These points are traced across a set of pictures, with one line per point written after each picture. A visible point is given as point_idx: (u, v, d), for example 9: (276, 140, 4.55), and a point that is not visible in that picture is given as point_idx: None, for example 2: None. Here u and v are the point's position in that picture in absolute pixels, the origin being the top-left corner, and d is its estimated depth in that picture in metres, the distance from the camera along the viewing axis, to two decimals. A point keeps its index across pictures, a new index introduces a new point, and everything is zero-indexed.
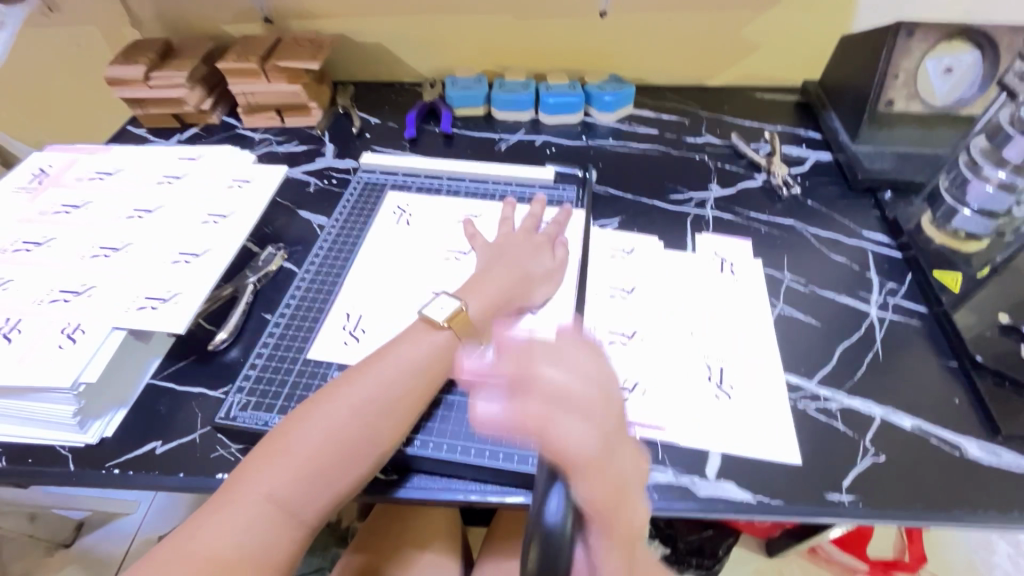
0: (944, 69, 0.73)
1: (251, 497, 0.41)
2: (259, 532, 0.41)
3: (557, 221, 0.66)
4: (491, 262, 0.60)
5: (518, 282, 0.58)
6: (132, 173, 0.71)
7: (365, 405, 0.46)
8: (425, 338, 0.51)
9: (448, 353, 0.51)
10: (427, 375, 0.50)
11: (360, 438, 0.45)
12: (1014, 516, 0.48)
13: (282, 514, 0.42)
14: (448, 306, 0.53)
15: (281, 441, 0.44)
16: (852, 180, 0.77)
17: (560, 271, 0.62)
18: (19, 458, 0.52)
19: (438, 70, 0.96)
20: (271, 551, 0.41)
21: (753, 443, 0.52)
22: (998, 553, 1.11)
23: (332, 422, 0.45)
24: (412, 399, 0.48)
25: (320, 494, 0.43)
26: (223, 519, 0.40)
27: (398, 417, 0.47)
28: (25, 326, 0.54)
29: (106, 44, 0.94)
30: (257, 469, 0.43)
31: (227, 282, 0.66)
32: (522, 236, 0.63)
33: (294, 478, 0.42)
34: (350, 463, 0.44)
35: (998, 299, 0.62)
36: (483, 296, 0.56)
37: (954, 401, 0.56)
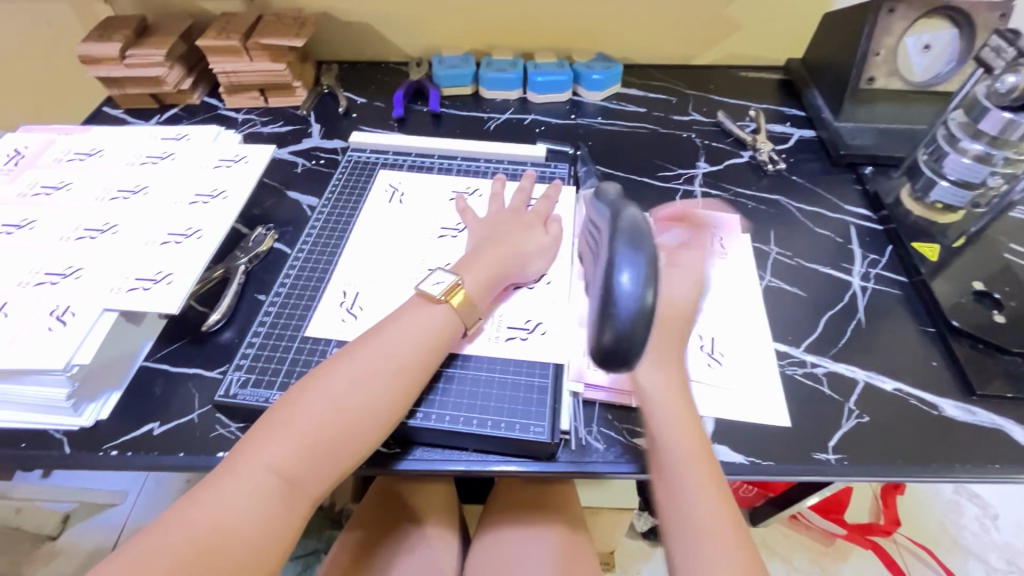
0: (922, 47, 0.75)
1: (254, 468, 0.41)
2: (262, 502, 0.41)
3: (548, 197, 0.67)
4: (487, 239, 0.60)
5: (514, 259, 0.59)
6: (113, 154, 0.69)
7: (368, 376, 0.46)
8: (424, 312, 0.51)
9: (447, 327, 0.51)
10: (428, 349, 0.50)
11: (365, 411, 0.45)
12: (987, 468, 0.51)
13: (284, 485, 0.42)
14: (446, 282, 0.53)
15: (284, 412, 0.44)
16: (835, 156, 0.78)
17: (555, 247, 0.63)
18: (12, 443, 0.51)
19: (423, 48, 0.94)
20: (274, 522, 0.41)
21: (744, 408, 0.54)
22: (967, 515, 1.17)
23: (334, 393, 0.45)
24: (415, 371, 0.48)
25: (324, 466, 0.43)
26: (226, 490, 0.40)
27: (402, 388, 0.47)
28: (11, 309, 0.52)
29: (76, 21, 0.90)
30: (260, 440, 0.43)
31: (217, 263, 0.65)
32: (515, 213, 0.64)
33: (296, 449, 0.42)
34: (354, 434, 0.44)
35: (972, 267, 0.65)
36: (480, 272, 0.56)
37: (932, 364, 0.59)
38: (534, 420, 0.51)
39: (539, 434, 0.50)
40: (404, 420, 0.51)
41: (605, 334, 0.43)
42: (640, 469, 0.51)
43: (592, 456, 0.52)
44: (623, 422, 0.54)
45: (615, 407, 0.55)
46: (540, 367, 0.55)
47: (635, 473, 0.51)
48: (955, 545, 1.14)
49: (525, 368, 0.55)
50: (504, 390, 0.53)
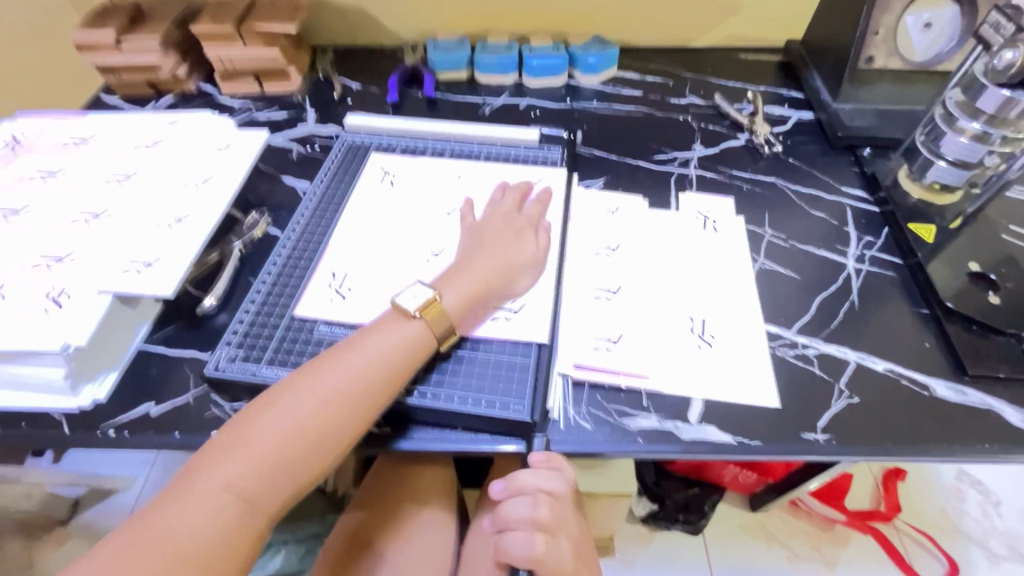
0: (923, 25, 0.73)
1: (210, 485, 0.42)
2: (217, 520, 0.42)
3: (542, 201, 0.64)
4: (473, 249, 0.58)
5: (501, 273, 0.57)
6: (109, 140, 0.70)
7: (329, 397, 0.46)
8: (396, 329, 0.51)
9: (419, 344, 0.51)
10: (398, 366, 0.49)
11: (326, 429, 0.46)
12: (977, 448, 0.51)
13: (240, 503, 0.42)
14: (423, 297, 0.53)
15: (242, 429, 0.45)
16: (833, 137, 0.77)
17: (544, 259, 0.61)
18: (12, 423, 0.52)
19: (418, 33, 0.94)
20: (228, 539, 0.42)
21: (733, 387, 0.55)
22: (968, 501, 1.17)
23: (293, 413, 0.45)
24: (379, 392, 0.48)
25: (282, 483, 0.44)
26: (182, 506, 0.41)
27: (364, 409, 0.47)
28: (9, 292, 0.53)
29: (73, 9, 0.91)
30: (217, 457, 0.43)
31: (212, 248, 0.66)
32: (506, 218, 0.62)
33: (253, 467, 0.43)
34: (312, 452, 0.45)
35: (969, 249, 0.65)
36: (460, 289, 0.54)
37: (924, 345, 0.58)
38: (519, 399, 0.52)
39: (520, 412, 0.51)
40: (403, 398, 0.52)
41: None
42: (629, 448, 0.51)
43: (580, 436, 0.52)
44: (613, 402, 0.54)
45: (604, 388, 0.55)
46: (524, 346, 0.55)
47: (625, 453, 0.51)
48: (955, 531, 1.14)
49: (510, 347, 0.55)
50: (495, 369, 0.54)
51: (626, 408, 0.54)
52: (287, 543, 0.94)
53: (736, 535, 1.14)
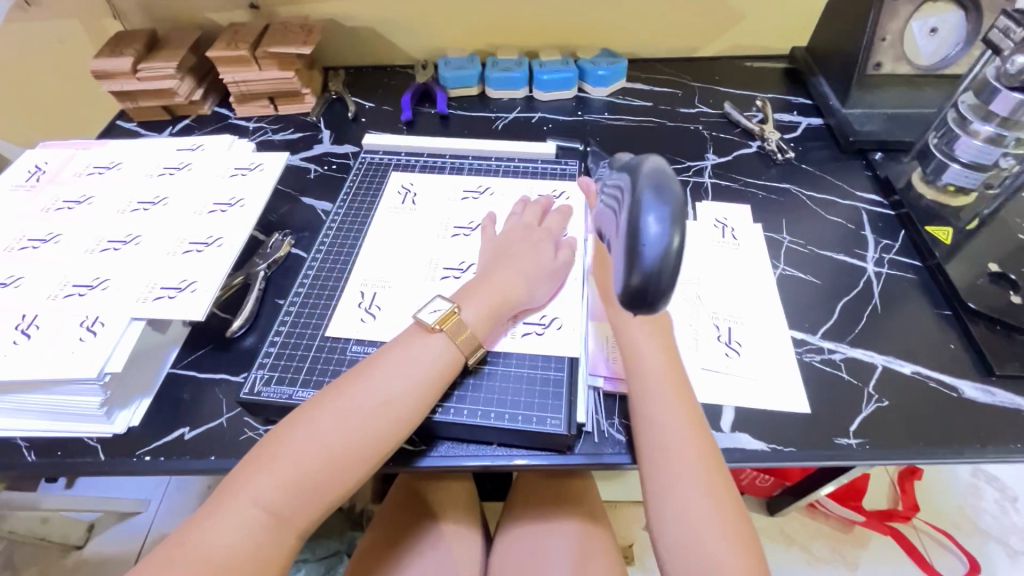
0: (929, 30, 0.74)
1: (241, 502, 0.42)
2: (248, 538, 0.41)
3: (561, 214, 0.65)
4: (494, 263, 0.58)
5: (523, 287, 0.56)
6: (131, 166, 0.70)
7: (356, 412, 0.46)
8: (420, 342, 0.51)
9: (444, 357, 0.50)
10: (425, 380, 0.49)
11: (353, 445, 0.45)
12: (1009, 448, 0.52)
13: (272, 520, 0.42)
14: (442, 309, 0.53)
15: (271, 447, 0.45)
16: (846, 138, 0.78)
17: (565, 272, 0.60)
18: (49, 452, 0.52)
19: (428, 51, 0.95)
20: (260, 557, 0.41)
21: (764, 394, 0.55)
22: (986, 499, 1.17)
23: (322, 429, 0.45)
24: (406, 407, 0.47)
25: (311, 501, 0.44)
26: (214, 524, 0.42)
27: (392, 424, 0.47)
28: (43, 321, 0.54)
29: (88, 38, 0.92)
30: (248, 475, 0.43)
31: (237, 270, 0.66)
32: (526, 231, 0.62)
33: (283, 484, 0.43)
34: (341, 469, 0.45)
35: (986, 249, 0.65)
36: (482, 303, 0.54)
37: (949, 346, 0.59)
38: (551, 412, 0.52)
39: (556, 426, 0.51)
40: (433, 416, 0.52)
41: (631, 276, 0.38)
42: None
43: (615, 448, 0.52)
44: None
45: None
46: (556, 360, 0.56)
47: None
48: (975, 529, 1.13)
49: (541, 361, 0.55)
50: (529, 384, 0.54)
51: None
52: (308, 563, 0.92)
53: None
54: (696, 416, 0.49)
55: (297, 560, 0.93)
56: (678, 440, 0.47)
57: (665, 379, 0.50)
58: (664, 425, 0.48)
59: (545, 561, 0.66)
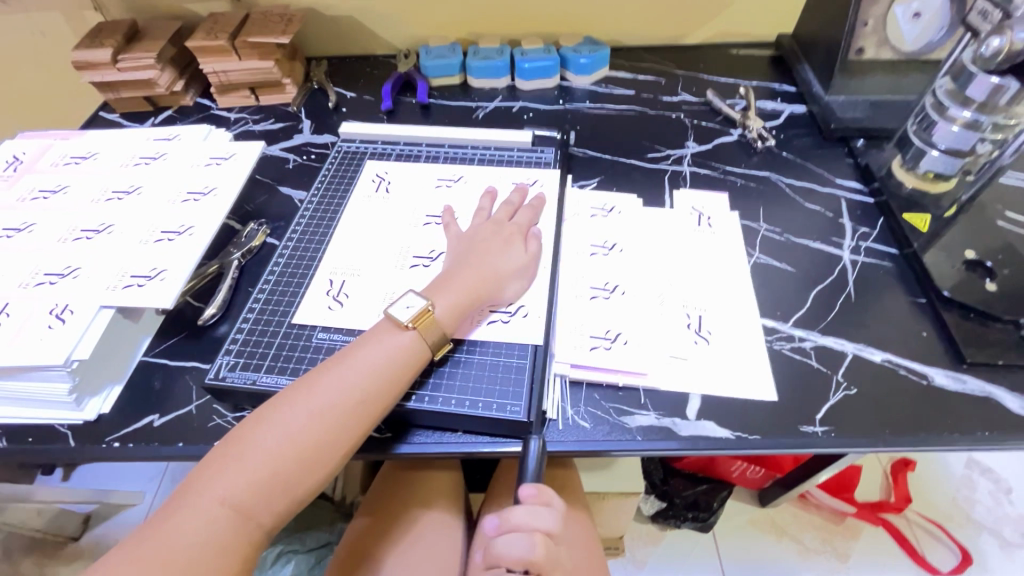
0: (913, 14, 0.72)
1: (207, 500, 0.43)
2: (212, 535, 0.42)
3: (532, 207, 0.65)
4: (463, 257, 0.58)
5: (491, 280, 0.57)
6: (107, 157, 0.71)
7: (325, 408, 0.47)
8: (388, 338, 0.51)
9: (411, 352, 0.51)
10: (394, 375, 0.50)
11: (320, 441, 0.46)
12: (978, 436, 0.51)
13: (236, 518, 0.43)
14: (416, 306, 0.52)
15: (237, 444, 0.45)
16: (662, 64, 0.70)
17: (534, 265, 0.60)
18: (20, 438, 0.53)
19: (410, 40, 0.95)
20: (223, 554, 0.42)
21: (731, 381, 0.55)
22: (979, 490, 1.16)
23: (289, 426, 0.46)
24: (372, 402, 0.48)
25: (277, 497, 0.44)
26: (179, 521, 0.42)
27: (357, 421, 0.48)
28: (12, 309, 0.54)
29: (70, 29, 0.92)
30: (214, 472, 0.44)
31: (211, 259, 0.67)
32: (497, 227, 0.62)
33: (247, 482, 0.44)
34: (307, 465, 0.45)
35: (965, 237, 0.65)
36: (452, 297, 0.54)
37: (922, 334, 0.58)
38: (512, 399, 0.52)
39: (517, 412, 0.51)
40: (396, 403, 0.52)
41: None
42: (628, 446, 0.52)
43: (578, 435, 0.53)
44: (610, 401, 0.55)
45: (602, 387, 0.55)
46: (520, 347, 0.55)
47: (624, 450, 0.52)
48: (967, 521, 1.13)
49: (506, 349, 0.55)
50: (493, 371, 0.54)
51: (624, 406, 0.54)
52: (297, 553, 0.92)
53: (745, 531, 1.14)
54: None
55: (287, 552, 0.92)
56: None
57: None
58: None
59: None
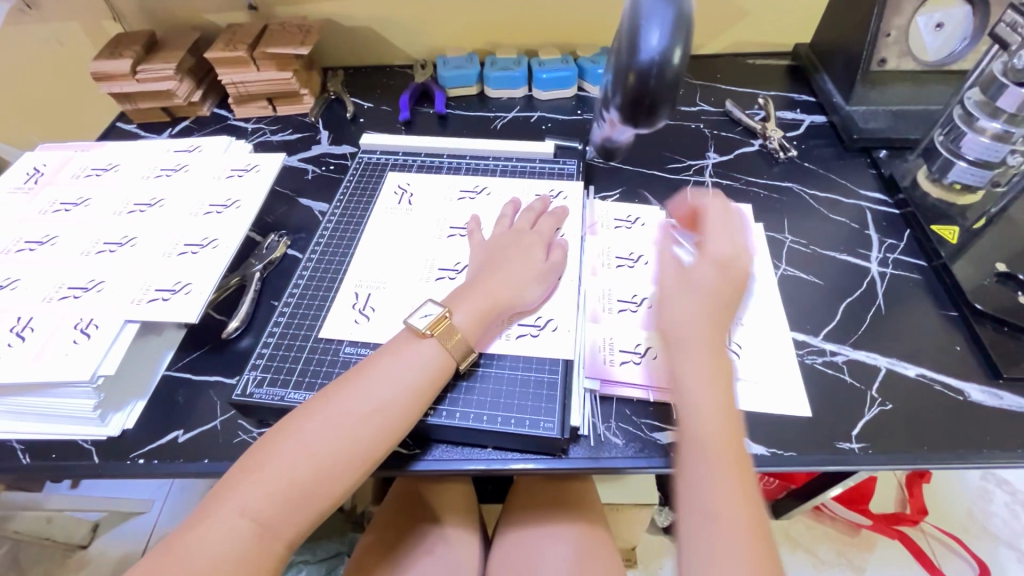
0: (935, 26, 0.73)
1: (228, 512, 0.42)
2: (233, 546, 0.41)
3: (555, 216, 0.64)
4: (483, 266, 0.58)
5: (512, 288, 0.56)
6: (128, 168, 0.70)
7: (345, 419, 0.45)
8: (410, 349, 0.50)
9: (433, 363, 0.50)
10: (415, 386, 0.48)
11: (342, 453, 0.45)
12: (1017, 452, 0.50)
13: (257, 530, 0.42)
14: (432, 314, 0.52)
15: (259, 455, 0.44)
16: (628, 121, 0.43)
17: (556, 274, 0.59)
18: (43, 455, 0.52)
19: (427, 50, 0.95)
20: (245, 566, 0.41)
21: (763, 397, 0.54)
22: (996, 502, 1.15)
23: (310, 438, 0.45)
24: (394, 415, 0.47)
25: (299, 509, 0.43)
26: (202, 532, 0.42)
27: (378, 433, 0.46)
28: (37, 324, 0.54)
29: (89, 40, 0.92)
30: (235, 483, 0.43)
31: (233, 271, 0.66)
32: (517, 235, 0.61)
33: (268, 494, 0.43)
34: (329, 477, 0.44)
35: (993, 249, 0.64)
36: (472, 306, 0.53)
37: (955, 348, 0.58)
38: (544, 415, 0.51)
39: (549, 429, 0.51)
40: (428, 418, 0.51)
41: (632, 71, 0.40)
42: (658, 463, 0.51)
43: (608, 451, 0.52)
44: (642, 417, 0.54)
45: (633, 402, 0.55)
46: (550, 361, 0.55)
47: (655, 467, 0.51)
48: (984, 533, 1.12)
49: (535, 364, 0.55)
50: (523, 386, 0.53)
51: (656, 421, 0.53)
52: (308, 563, 0.92)
53: None
54: (737, 466, 0.44)
55: (298, 561, 0.92)
56: (716, 500, 0.43)
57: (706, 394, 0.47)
58: (698, 436, 0.46)
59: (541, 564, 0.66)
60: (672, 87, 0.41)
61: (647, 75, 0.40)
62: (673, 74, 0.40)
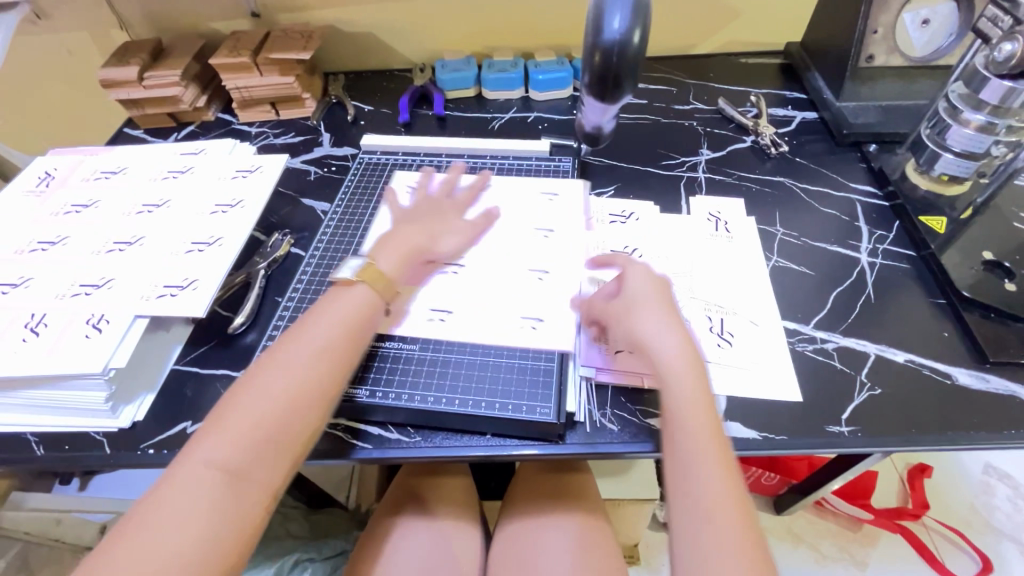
0: (921, 22, 0.74)
1: (195, 471, 0.41)
2: (207, 501, 0.40)
3: (474, 188, 0.68)
4: (402, 223, 0.61)
5: (426, 239, 0.59)
6: (136, 171, 0.72)
7: (294, 363, 0.46)
8: (341, 295, 0.52)
9: (364, 302, 0.52)
10: (352, 325, 0.50)
11: (299, 394, 0.45)
12: (1004, 434, 0.52)
13: (231, 482, 0.41)
14: (351, 264, 0.55)
15: (219, 415, 0.44)
16: (598, 95, 0.52)
17: (467, 230, 0.63)
18: (57, 446, 0.54)
19: (426, 54, 0.97)
20: (226, 518, 0.40)
21: (756, 384, 0.55)
22: (998, 496, 1.15)
23: (265, 387, 0.45)
24: (339, 351, 0.49)
25: (270, 455, 0.43)
26: (168, 496, 0.40)
27: (329, 370, 0.47)
28: (50, 320, 0.56)
29: (97, 49, 0.95)
30: (196, 446, 0.42)
31: (239, 269, 0.68)
32: (433, 203, 0.65)
33: (234, 445, 0.42)
34: (293, 419, 0.44)
35: (981, 239, 0.65)
36: (393, 252, 0.56)
37: (943, 334, 0.59)
38: (541, 402, 0.53)
39: (547, 414, 0.52)
40: (428, 406, 0.53)
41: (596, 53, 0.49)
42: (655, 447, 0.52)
43: (604, 436, 0.53)
44: (636, 403, 0.55)
45: (627, 389, 0.56)
46: (546, 352, 0.57)
47: (652, 451, 0.52)
48: (987, 527, 1.12)
49: (530, 354, 0.57)
50: (519, 374, 0.55)
51: (650, 408, 0.55)
52: (313, 561, 0.90)
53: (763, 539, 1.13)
54: (726, 453, 0.45)
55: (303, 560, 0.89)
56: (713, 491, 0.43)
57: (691, 386, 0.47)
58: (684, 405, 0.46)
59: (542, 557, 0.67)
60: (632, 64, 0.49)
61: (611, 54, 0.49)
62: (633, 54, 0.48)
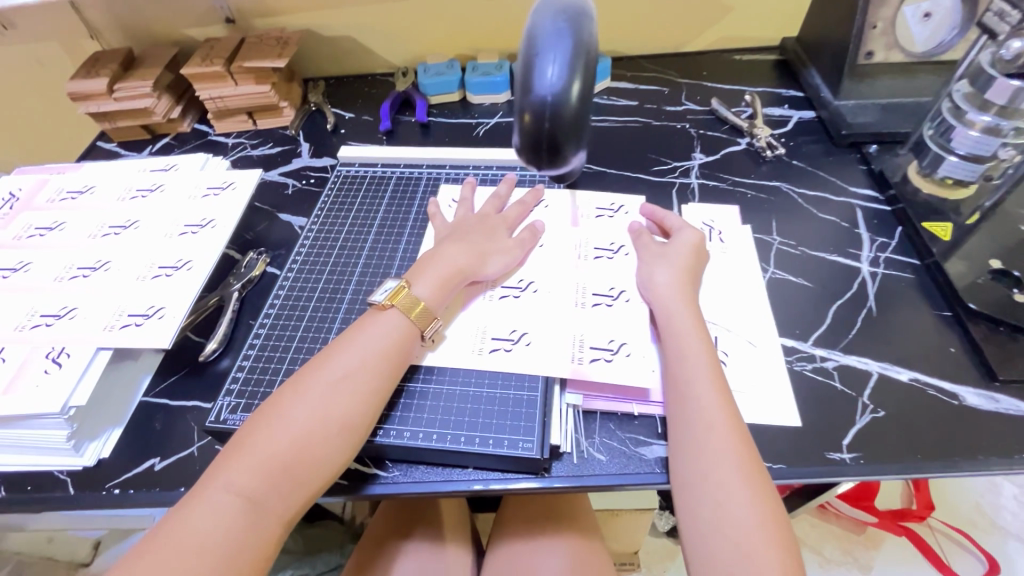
0: (923, 15, 0.70)
1: (216, 492, 0.41)
2: (224, 525, 0.40)
3: (522, 203, 0.65)
4: (443, 242, 0.60)
5: (472, 259, 0.58)
6: (104, 190, 0.70)
7: (330, 387, 0.46)
8: (377, 321, 0.51)
9: (399, 329, 0.51)
10: (388, 353, 0.49)
11: (330, 421, 0.45)
12: (1015, 458, 0.49)
13: (247, 507, 0.41)
14: (390, 287, 0.53)
15: (248, 435, 0.43)
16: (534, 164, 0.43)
17: (521, 250, 0.61)
18: (19, 487, 0.52)
19: (408, 58, 0.93)
20: (240, 544, 0.40)
21: (752, 408, 0.52)
22: (1005, 495, 1.13)
23: (295, 410, 0.44)
24: (371, 378, 0.48)
25: (292, 482, 0.42)
26: (188, 516, 0.40)
27: (359, 397, 0.46)
28: (9, 354, 0.53)
29: (67, 59, 0.91)
30: (221, 466, 0.42)
31: (211, 292, 0.65)
32: (481, 219, 0.63)
33: (258, 469, 0.42)
34: (317, 446, 0.44)
35: (987, 245, 0.62)
36: (432, 277, 0.55)
37: (949, 349, 0.56)
38: (523, 435, 0.50)
39: (529, 450, 0.49)
40: (403, 441, 0.50)
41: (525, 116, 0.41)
42: (647, 480, 0.49)
43: (592, 468, 0.50)
44: (626, 431, 0.52)
45: (616, 416, 0.53)
46: (530, 380, 0.53)
47: (644, 484, 0.49)
48: (994, 527, 1.09)
49: (513, 381, 0.53)
50: (501, 405, 0.52)
51: (641, 436, 0.52)
52: None
53: None
54: (759, 473, 0.44)
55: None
56: (747, 512, 0.42)
57: (714, 407, 0.46)
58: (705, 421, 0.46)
59: None
60: (571, 123, 0.40)
61: (543, 116, 0.40)
62: (571, 113, 0.40)
